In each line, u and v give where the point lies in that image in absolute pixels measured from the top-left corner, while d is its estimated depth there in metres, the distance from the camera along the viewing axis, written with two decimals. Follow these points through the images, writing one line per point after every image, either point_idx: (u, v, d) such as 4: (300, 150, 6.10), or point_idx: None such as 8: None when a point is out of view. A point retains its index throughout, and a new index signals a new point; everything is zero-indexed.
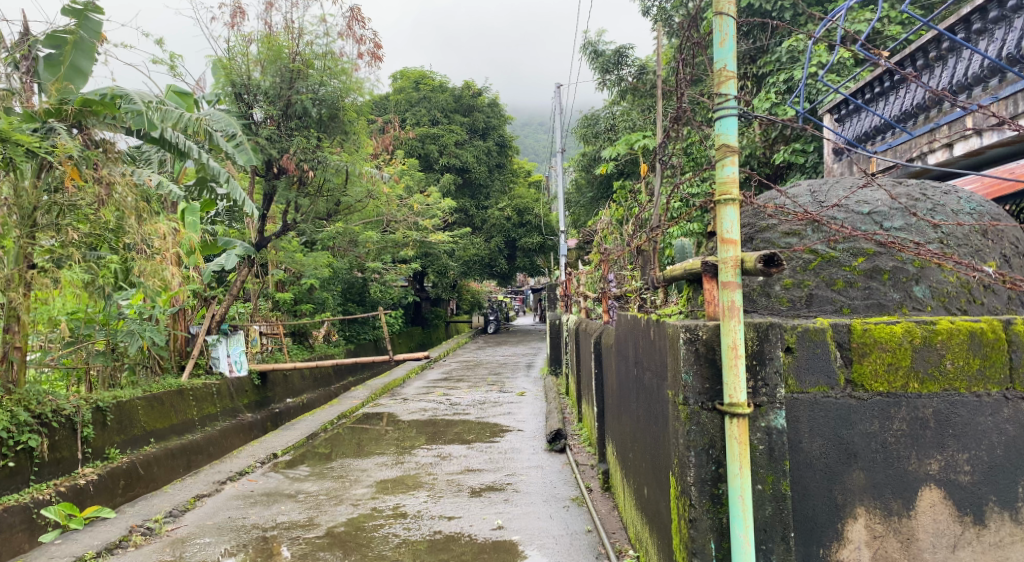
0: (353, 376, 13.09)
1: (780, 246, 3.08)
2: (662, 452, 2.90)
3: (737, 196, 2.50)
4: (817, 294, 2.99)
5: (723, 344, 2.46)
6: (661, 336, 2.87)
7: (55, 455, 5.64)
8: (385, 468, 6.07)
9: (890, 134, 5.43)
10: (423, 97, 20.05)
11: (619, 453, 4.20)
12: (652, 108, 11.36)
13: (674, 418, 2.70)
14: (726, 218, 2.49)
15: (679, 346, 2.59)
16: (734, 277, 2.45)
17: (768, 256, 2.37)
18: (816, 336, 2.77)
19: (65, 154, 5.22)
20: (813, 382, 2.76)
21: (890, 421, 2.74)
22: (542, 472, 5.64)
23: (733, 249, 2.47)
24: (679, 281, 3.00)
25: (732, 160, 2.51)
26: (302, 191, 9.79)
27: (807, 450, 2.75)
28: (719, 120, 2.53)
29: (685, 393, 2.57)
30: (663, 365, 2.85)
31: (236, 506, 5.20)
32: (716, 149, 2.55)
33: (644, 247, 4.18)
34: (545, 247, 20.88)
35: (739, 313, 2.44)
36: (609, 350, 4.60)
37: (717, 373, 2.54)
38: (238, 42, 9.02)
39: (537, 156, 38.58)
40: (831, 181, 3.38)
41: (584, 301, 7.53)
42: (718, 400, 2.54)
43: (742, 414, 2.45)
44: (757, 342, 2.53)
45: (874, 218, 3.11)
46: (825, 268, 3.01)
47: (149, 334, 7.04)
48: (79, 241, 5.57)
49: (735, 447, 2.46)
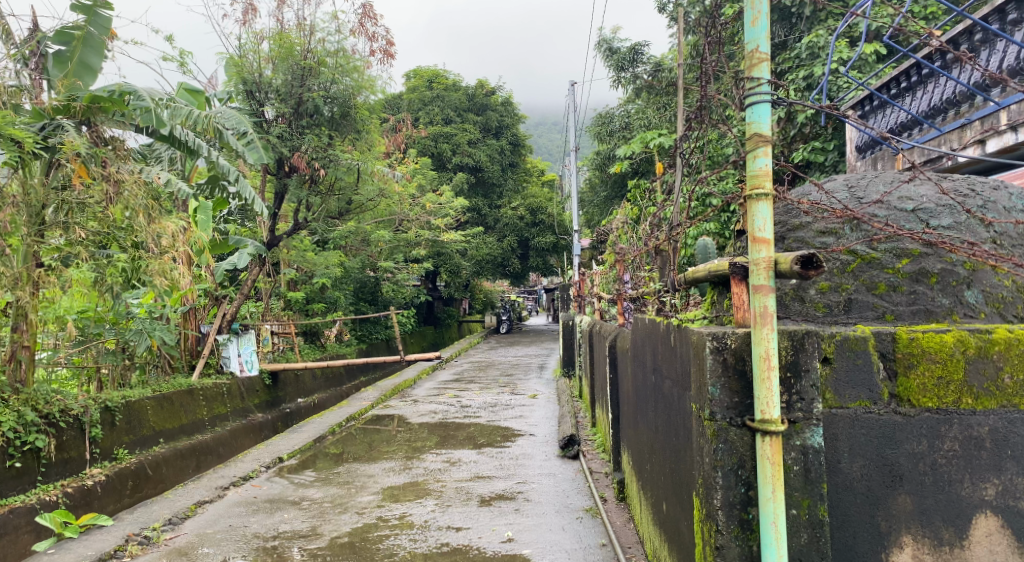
0: (364, 377, 12.98)
1: (816, 246, 2.90)
2: (684, 468, 2.74)
3: (771, 191, 2.32)
4: (856, 300, 2.81)
5: (755, 355, 2.30)
6: (684, 342, 2.70)
7: (64, 455, 5.55)
8: (393, 473, 5.94)
9: (917, 131, 5.23)
10: (436, 95, 19.95)
11: (635, 463, 4.04)
12: (668, 106, 11.17)
13: (697, 433, 2.54)
14: (758, 214, 2.32)
15: (704, 356, 2.42)
16: (767, 280, 2.28)
17: (805, 257, 2.19)
18: (857, 345, 2.58)
19: (73, 151, 5.15)
20: (854, 396, 2.58)
21: (939, 440, 2.56)
22: (554, 480, 5.49)
23: (765, 250, 2.30)
24: (703, 283, 2.82)
25: (765, 151, 2.34)
26: (313, 190, 9.67)
27: (847, 472, 2.58)
28: (751, 107, 2.35)
29: (711, 408, 2.40)
30: (685, 375, 2.68)
31: (238, 513, 5.09)
32: (748, 138, 2.38)
33: (663, 247, 4.01)
34: (559, 247, 20.70)
35: (772, 319, 2.27)
36: (624, 354, 4.43)
37: (747, 386, 2.38)
38: (249, 40, 8.94)
39: (551, 156, 38.39)
40: (869, 175, 3.17)
41: (599, 303, 7.36)
42: (748, 416, 2.37)
43: (775, 432, 2.29)
44: (792, 353, 2.37)
45: (918, 216, 2.92)
46: (862, 271, 2.84)
47: (157, 333, 7.06)
48: (88, 239, 5.45)
49: (768, 469, 2.30)
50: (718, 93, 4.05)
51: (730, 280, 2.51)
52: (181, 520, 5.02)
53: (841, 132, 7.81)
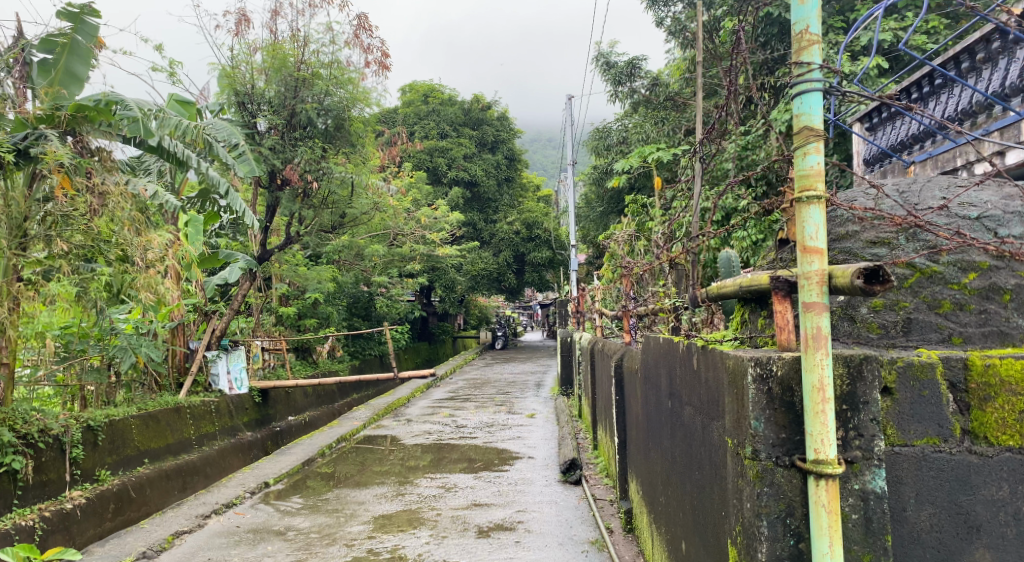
0: (357, 393, 12.73)
1: (866, 257, 2.54)
2: (711, 509, 2.49)
3: (824, 193, 2.06)
4: (916, 319, 2.46)
5: (806, 384, 2.01)
6: (713, 367, 2.45)
7: (42, 477, 5.28)
8: (384, 501, 5.67)
9: (930, 143, 4.88)
10: (432, 110, 19.80)
11: (646, 494, 3.81)
12: (668, 121, 10.99)
13: (728, 468, 2.30)
14: (809, 220, 2.06)
15: (745, 385, 2.12)
16: (820, 297, 2.02)
17: (867, 271, 1.93)
18: (923, 374, 2.24)
19: (56, 161, 4.90)
20: (921, 432, 2.23)
21: (1021, 484, 2.22)
22: (556, 508, 5.23)
23: (818, 261, 2.04)
24: (732, 299, 2.57)
25: (817, 147, 2.07)
26: (306, 203, 9.45)
27: (914, 522, 2.20)
28: (800, 95, 2.10)
29: (755, 446, 2.09)
30: (717, 404, 2.42)
31: (218, 546, 4.82)
32: (796, 132, 2.10)
33: (679, 259, 3.76)
34: (555, 262, 20.48)
35: (827, 342, 2.00)
36: (633, 375, 4.21)
37: (796, 421, 2.08)
38: (241, 51, 8.76)
39: (546, 172, 38.40)
40: (920, 180, 2.90)
41: (599, 320, 7.15)
42: (798, 454, 2.07)
43: (831, 475, 1.99)
44: (848, 382, 2.08)
45: (984, 224, 2.64)
46: (922, 287, 2.49)
47: (143, 350, 6.78)
48: (71, 252, 5.11)
49: (823, 518, 2.01)
50: (734, 101, 3.83)
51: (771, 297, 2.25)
52: (155, 553, 4.74)
53: (846, 146, 7.65)
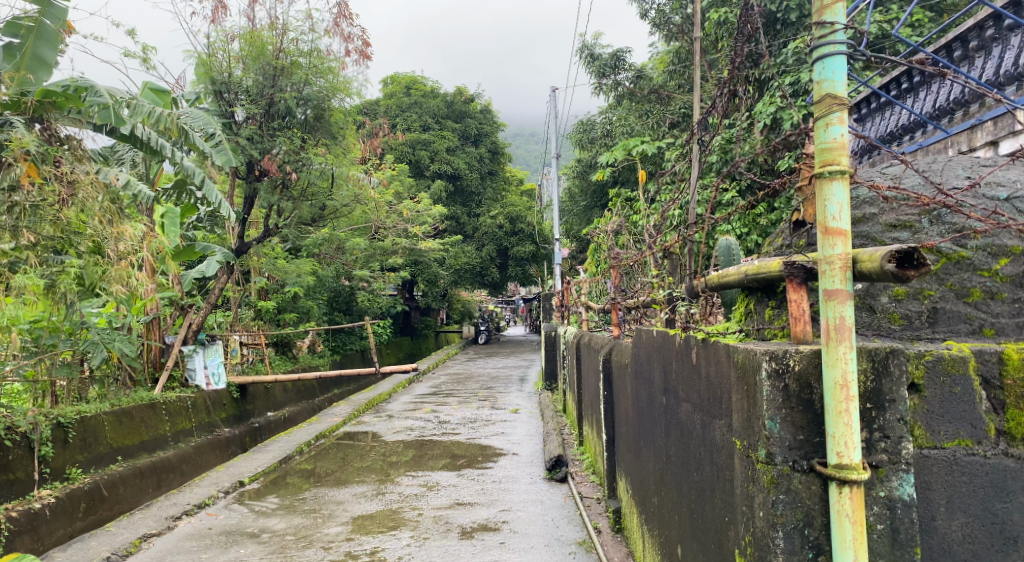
0: (338, 389, 12.56)
1: (886, 243, 2.41)
2: (715, 514, 2.36)
3: (847, 168, 1.93)
4: (943, 309, 2.32)
5: (828, 380, 1.88)
6: (717, 363, 2.32)
7: (9, 476, 5.06)
8: (364, 500, 5.52)
9: (921, 133, 4.67)
10: (413, 102, 19.58)
11: (637, 493, 3.69)
12: (653, 114, 10.86)
13: (734, 470, 2.19)
14: (832, 199, 1.92)
15: (759, 382, 1.99)
16: (844, 284, 1.89)
17: (896, 253, 1.80)
18: (955, 369, 2.12)
19: (21, 149, 4.62)
20: (952, 433, 2.11)
21: None
22: (542, 507, 5.10)
23: (841, 244, 1.91)
24: (740, 288, 2.44)
25: (841, 118, 1.94)
26: (285, 195, 9.23)
27: (945, 531, 2.08)
28: (822, 61, 1.95)
29: (769, 449, 1.96)
30: (723, 402, 2.28)
31: (187, 550, 4.64)
32: (818, 101, 1.97)
33: (672, 248, 3.64)
34: (538, 256, 20.37)
35: (850, 334, 1.86)
36: (621, 370, 4.10)
37: (816, 421, 1.95)
38: (218, 38, 8.49)
39: (530, 167, 38.27)
40: (943, 160, 2.77)
41: (585, 314, 7.03)
42: (817, 458, 1.94)
43: (856, 482, 1.86)
44: (873, 379, 1.95)
45: (1015, 205, 2.51)
46: (948, 273, 2.35)
47: (116, 344, 6.63)
48: (41, 244, 4.84)
49: (848, 528, 1.87)
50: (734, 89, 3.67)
51: (785, 285, 2.12)
52: (121, 558, 4.55)
53: None
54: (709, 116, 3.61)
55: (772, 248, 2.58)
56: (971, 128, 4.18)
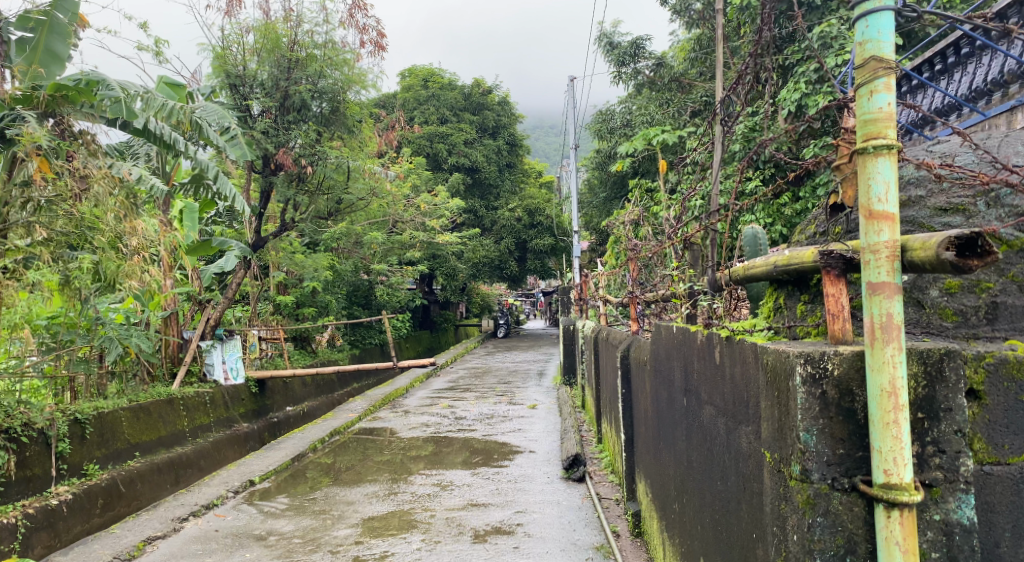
0: (357, 383, 12.51)
1: (935, 228, 2.17)
2: (742, 530, 2.20)
3: (895, 141, 1.75)
4: (1004, 304, 2.08)
5: (873, 387, 1.71)
6: (744, 366, 2.16)
7: (26, 472, 5.01)
8: (375, 500, 5.41)
9: (956, 116, 4.42)
10: (431, 95, 19.42)
11: (657, 498, 3.53)
12: (673, 103, 10.61)
13: (764, 483, 2.03)
14: (877, 177, 1.75)
15: (792, 389, 1.83)
16: (892, 276, 1.72)
17: (953, 239, 1.62)
18: (1019, 374, 1.94)
19: (32, 143, 4.49)
20: (1018, 447, 1.94)
21: None
22: (558, 509, 4.97)
23: (889, 230, 1.73)
24: (770, 281, 2.28)
25: (888, 83, 1.76)
26: (301, 188, 9.14)
27: (1009, 558, 1.92)
28: (868, 20, 1.78)
29: (805, 464, 1.80)
30: (752, 409, 2.11)
31: (192, 553, 4.56)
32: (861, 67, 1.79)
33: (693, 238, 3.46)
34: (558, 249, 20.16)
35: (899, 333, 1.69)
36: (640, 367, 3.94)
37: (860, 433, 1.79)
38: (232, 31, 8.40)
39: (549, 160, 38.02)
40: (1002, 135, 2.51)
41: (604, 308, 6.87)
42: (860, 476, 1.78)
43: (907, 504, 1.69)
44: (925, 386, 1.78)
45: None
46: (1010, 263, 2.09)
47: (133, 340, 6.53)
48: (55, 239, 4.75)
49: (898, 556, 1.70)
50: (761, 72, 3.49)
51: (822, 277, 1.95)
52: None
53: None
54: (734, 98, 3.42)
55: (804, 236, 2.40)
56: (1010, 110, 3.88)
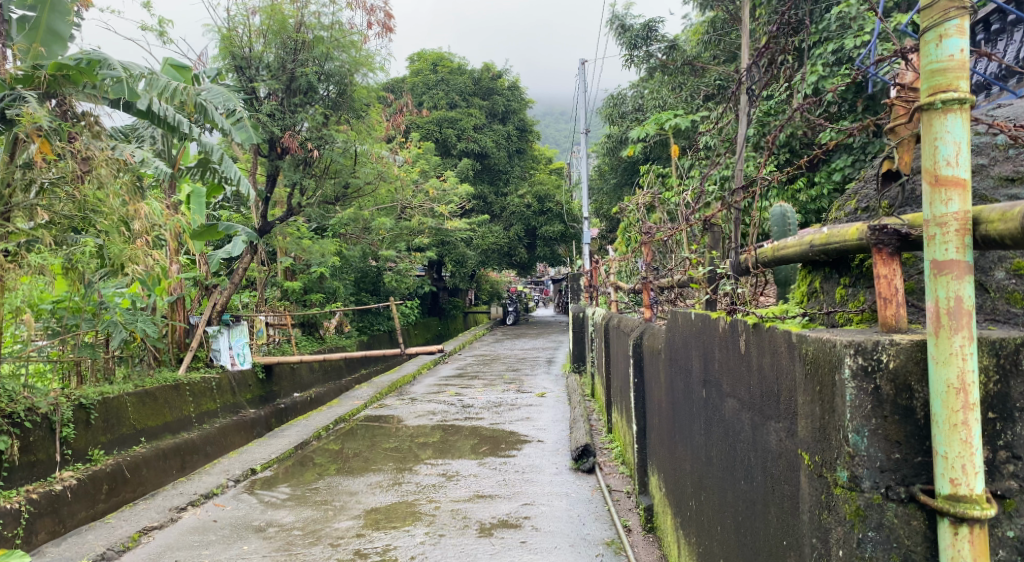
0: (365, 369, 12.42)
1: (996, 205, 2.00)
2: (771, 534, 2.06)
3: (967, 95, 1.59)
4: None
5: (939, 383, 1.56)
6: (778, 357, 2.00)
7: (29, 458, 4.91)
8: (378, 491, 5.31)
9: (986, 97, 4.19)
10: (440, 79, 19.25)
11: (672, 492, 3.38)
12: (686, 87, 10.38)
13: (800, 486, 1.89)
14: (946, 136, 1.60)
15: (842, 384, 1.68)
16: (962, 253, 1.57)
17: None
18: None
19: (33, 124, 4.28)
20: None
21: None
22: (567, 502, 4.85)
23: (959, 199, 1.58)
24: (805, 262, 2.11)
25: (960, 27, 1.60)
26: (307, 172, 8.99)
27: None
28: None
29: (855, 469, 1.67)
30: (786, 407, 1.96)
31: (188, 545, 4.47)
32: (928, 9, 1.63)
33: (713, 220, 3.29)
34: (567, 236, 19.99)
35: (969, 320, 1.55)
36: (654, 355, 3.78)
37: (920, 434, 1.63)
38: (238, 12, 8.21)
39: (560, 146, 37.72)
40: None
41: (615, 295, 6.72)
42: (919, 484, 1.63)
43: (976, 518, 1.53)
44: (995, 383, 1.63)
45: None
46: None
47: (138, 324, 6.47)
48: (59, 220, 4.64)
49: None
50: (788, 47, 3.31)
51: (872, 257, 1.78)
52: (118, 553, 4.39)
53: None
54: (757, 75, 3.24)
55: (843, 213, 2.24)
56: None
